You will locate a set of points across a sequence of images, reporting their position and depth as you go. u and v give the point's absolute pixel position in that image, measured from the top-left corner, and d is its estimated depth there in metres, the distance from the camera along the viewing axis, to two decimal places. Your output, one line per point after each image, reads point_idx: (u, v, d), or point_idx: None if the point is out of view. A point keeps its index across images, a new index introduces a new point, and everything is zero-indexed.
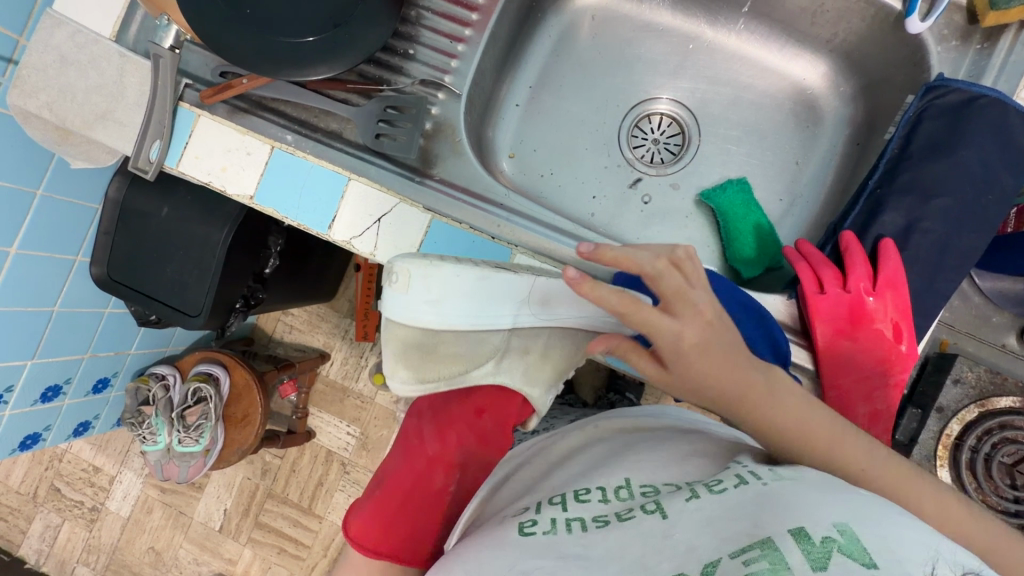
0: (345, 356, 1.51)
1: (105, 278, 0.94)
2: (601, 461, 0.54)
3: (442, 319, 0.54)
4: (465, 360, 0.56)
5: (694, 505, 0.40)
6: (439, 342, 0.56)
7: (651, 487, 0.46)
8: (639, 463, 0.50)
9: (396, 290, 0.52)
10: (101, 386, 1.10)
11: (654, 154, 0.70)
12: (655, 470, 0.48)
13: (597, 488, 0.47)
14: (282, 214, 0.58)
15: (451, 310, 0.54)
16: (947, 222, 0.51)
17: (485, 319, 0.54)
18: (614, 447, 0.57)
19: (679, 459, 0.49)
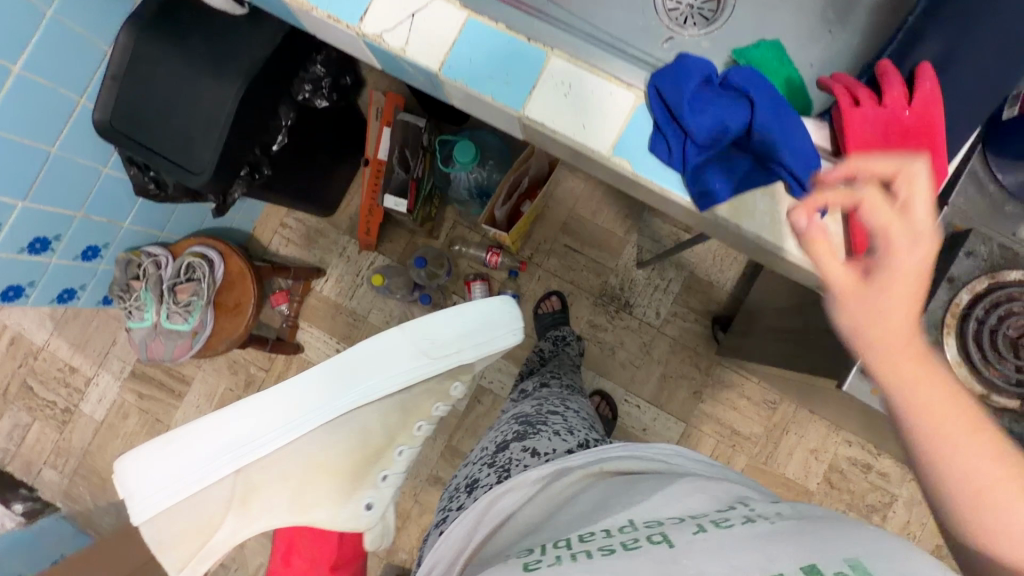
0: (340, 273, 1.48)
1: (106, 127, 0.91)
2: (583, 501, 0.51)
3: (142, 487, 0.77)
4: (199, 517, 0.84)
5: (702, 537, 0.38)
6: (152, 507, 0.77)
7: (655, 520, 0.42)
8: (634, 500, 0.46)
9: (126, 464, 0.77)
10: (90, 253, 1.06)
11: (686, 17, 0.70)
12: (659, 505, 0.44)
13: (600, 530, 0.42)
14: (310, 4, 0.56)
15: (151, 472, 0.77)
16: (987, 49, 0.50)
17: (194, 485, 0.78)
18: (599, 484, 0.54)
19: (677, 491, 0.46)
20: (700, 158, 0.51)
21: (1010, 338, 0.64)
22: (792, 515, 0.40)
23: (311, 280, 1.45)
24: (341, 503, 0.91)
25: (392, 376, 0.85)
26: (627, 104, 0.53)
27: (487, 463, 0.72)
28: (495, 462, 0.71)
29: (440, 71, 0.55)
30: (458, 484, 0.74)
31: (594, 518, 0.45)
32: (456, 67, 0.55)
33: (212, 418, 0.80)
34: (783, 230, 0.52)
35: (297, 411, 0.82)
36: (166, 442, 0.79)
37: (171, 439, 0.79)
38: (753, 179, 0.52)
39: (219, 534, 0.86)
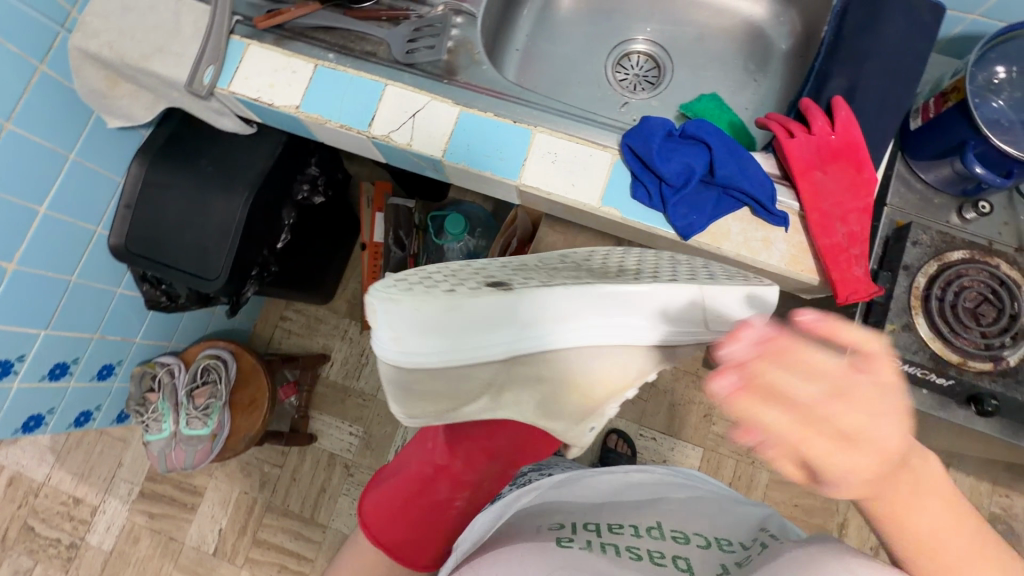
0: (346, 356, 1.52)
1: (122, 250, 0.97)
2: (617, 507, 0.65)
3: (422, 347, 0.49)
4: (454, 398, 0.53)
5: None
6: (414, 382, 0.51)
7: (681, 534, 0.55)
8: (666, 513, 0.61)
9: (379, 326, 0.49)
10: (106, 373, 1.08)
11: (636, 84, 0.82)
12: (683, 523, 0.58)
13: (627, 527, 0.58)
14: (326, 119, 0.66)
15: (418, 348, 0.49)
16: (880, 80, 0.62)
17: (467, 352, 0.50)
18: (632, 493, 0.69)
19: (701, 517, 0.61)
20: (676, 197, 0.60)
21: (969, 309, 0.72)
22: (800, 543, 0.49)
23: (318, 367, 1.48)
24: (567, 426, 0.56)
25: (637, 351, 0.54)
26: (606, 163, 0.62)
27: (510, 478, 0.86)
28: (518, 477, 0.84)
29: (443, 157, 0.64)
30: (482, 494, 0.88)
31: (627, 517, 0.61)
32: (457, 152, 0.64)
33: (531, 298, 0.50)
34: (756, 245, 0.60)
35: (603, 334, 0.52)
36: (455, 305, 0.49)
37: (400, 301, 0.48)
38: (724, 207, 0.60)
39: (446, 393, 0.52)
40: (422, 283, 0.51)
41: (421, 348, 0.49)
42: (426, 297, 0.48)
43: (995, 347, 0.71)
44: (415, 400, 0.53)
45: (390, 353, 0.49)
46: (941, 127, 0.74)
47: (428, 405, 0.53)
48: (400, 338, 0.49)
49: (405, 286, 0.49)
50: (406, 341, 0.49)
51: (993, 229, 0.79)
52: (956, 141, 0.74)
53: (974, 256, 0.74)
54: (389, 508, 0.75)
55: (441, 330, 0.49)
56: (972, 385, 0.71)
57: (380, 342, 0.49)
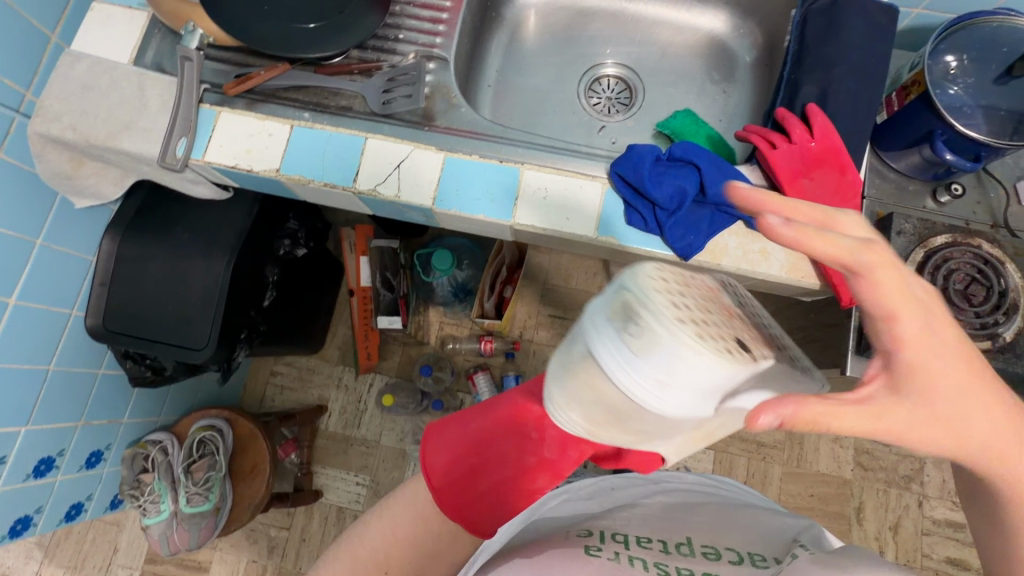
0: (343, 404, 1.47)
1: (101, 330, 0.93)
2: (650, 518, 0.61)
3: (698, 399, 0.31)
4: (648, 433, 0.38)
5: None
6: (638, 418, 0.34)
7: (711, 549, 0.52)
8: (699, 526, 0.58)
9: (628, 344, 0.30)
10: (94, 459, 1.03)
11: (610, 107, 0.83)
12: (718, 538, 0.55)
13: (658, 541, 0.54)
14: (309, 178, 0.64)
15: (686, 398, 0.31)
16: (850, 83, 0.64)
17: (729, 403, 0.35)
18: (666, 502, 0.66)
19: (736, 532, 0.57)
20: (672, 219, 0.60)
21: (959, 290, 0.74)
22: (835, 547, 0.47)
23: (316, 419, 1.44)
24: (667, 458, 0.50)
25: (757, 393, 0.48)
26: (597, 193, 0.63)
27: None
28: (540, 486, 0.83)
29: (433, 205, 0.63)
30: None
31: (659, 529, 0.57)
32: (447, 198, 0.63)
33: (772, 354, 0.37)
34: (755, 256, 0.61)
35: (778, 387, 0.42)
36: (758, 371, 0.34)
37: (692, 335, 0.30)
38: (720, 223, 0.61)
39: (612, 433, 0.37)
40: (698, 308, 0.32)
41: (688, 400, 0.31)
42: (720, 338, 0.31)
43: (990, 325, 0.73)
44: (575, 397, 0.36)
45: (645, 391, 0.30)
46: (906, 119, 0.77)
47: (613, 435, 0.37)
48: (657, 382, 0.30)
49: (685, 308, 0.31)
50: (668, 399, 0.31)
51: (968, 209, 0.82)
52: (924, 130, 0.76)
53: (956, 239, 0.76)
54: (463, 474, 0.56)
55: (703, 391, 0.31)
56: None
57: (618, 356, 0.30)
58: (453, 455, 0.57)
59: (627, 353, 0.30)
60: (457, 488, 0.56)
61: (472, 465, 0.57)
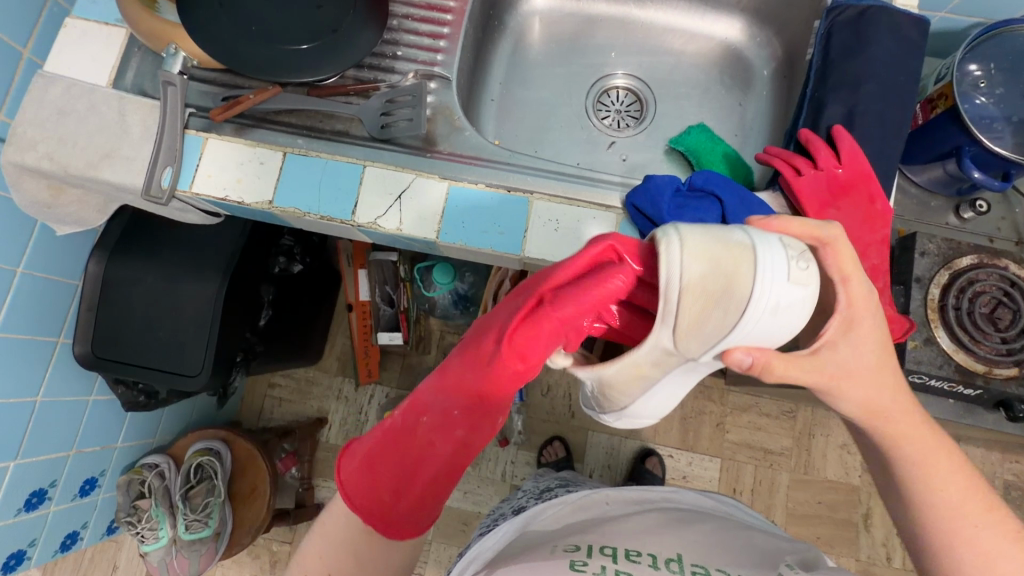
0: (343, 417, 1.43)
1: (90, 357, 0.89)
2: (632, 527, 0.59)
3: (776, 330, 0.37)
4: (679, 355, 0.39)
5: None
6: (726, 310, 0.36)
7: (701, 567, 0.50)
8: (688, 538, 0.55)
9: (799, 269, 0.37)
10: (89, 486, 1.00)
11: (620, 121, 0.79)
12: (706, 555, 0.52)
13: (647, 555, 0.52)
14: (304, 211, 0.60)
15: (782, 317, 0.36)
16: (878, 103, 0.61)
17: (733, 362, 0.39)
18: (657, 511, 0.63)
19: (727, 545, 0.55)
20: None
21: (986, 314, 0.72)
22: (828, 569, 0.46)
23: (316, 433, 1.40)
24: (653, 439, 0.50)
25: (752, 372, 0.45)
26: (612, 225, 0.59)
27: (536, 497, 0.84)
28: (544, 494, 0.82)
29: (437, 238, 0.60)
30: (501, 511, 0.87)
31: (645, 539, 0.55)
32: (452, 230, 0.60)
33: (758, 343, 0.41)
34: None
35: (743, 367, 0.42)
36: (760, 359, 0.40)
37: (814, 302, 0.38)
38: None
39: (687, 300, 0.36)
40: None
41: (769, 325, 0.37)
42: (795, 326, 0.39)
43: (1017, 350, 0.70)
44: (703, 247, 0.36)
45: (774, 285, 0.36)
46: (930, 134, 0.74)
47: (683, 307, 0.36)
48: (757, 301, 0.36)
49: None
50: (771, 314, 0.36)
51: (992, 225, 0.79)
52: (950, 147, 0.72)
53: (982, 259, 0.73)
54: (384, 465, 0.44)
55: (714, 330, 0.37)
56: (1001, 392, 0.69)
57: (777, 268, 0.36)
58: (379, 475, 0.43)
59: (794, 271, 0.36)
60: (394, 511, 0.43)
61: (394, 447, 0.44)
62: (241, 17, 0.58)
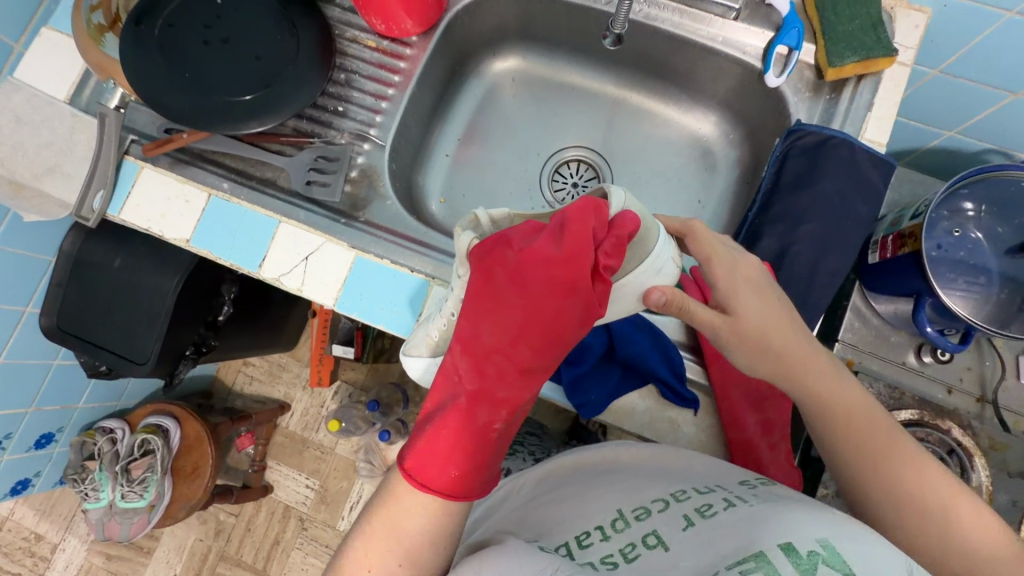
0: (305, 407, 1.47)
1: (54, 328, 0.95)
2: (564, 493, 0.50)
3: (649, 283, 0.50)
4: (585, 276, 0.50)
5: (691, 534, 0.39)
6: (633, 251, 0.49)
7: (642, 508, 0.44)
8: (614, 485, 0.48)
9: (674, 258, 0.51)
10: (44, 440, 1.09)
11: (573, 197, 0.76)
12: (636, 490, 0.46)
13: (595, 529, 0.44)
14: (216, 256, 0.62)
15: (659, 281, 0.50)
16: (816, 245, 0.57)
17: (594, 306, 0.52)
18: (571, 469, 0.54)
19: (645, 472, 0.48)
20: (572, 373, 0.56)
21: None
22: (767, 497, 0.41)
23: (275, 418, 1.43)
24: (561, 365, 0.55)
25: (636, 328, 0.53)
26: None
27: None
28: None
29: (335, 305, 0.60)
30: None
31: (581, 505, 0.47)
32: (350, 300, 0.60)
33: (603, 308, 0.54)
34: (662, 428, 0.55)
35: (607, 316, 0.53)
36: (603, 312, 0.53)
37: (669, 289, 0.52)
38: (628, 386, 0.56)
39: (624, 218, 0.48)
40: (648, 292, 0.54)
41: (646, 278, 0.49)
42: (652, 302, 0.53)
43: None
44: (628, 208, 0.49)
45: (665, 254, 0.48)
46: (891, 271, 0.67)
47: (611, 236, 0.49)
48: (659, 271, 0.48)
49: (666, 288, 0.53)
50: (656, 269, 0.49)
51: (955, 373, 0.72)
52: (911, 290, 0.66)
53: (924, 417, 0.68)
54: (441, 444, 0.45)
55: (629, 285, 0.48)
56: None
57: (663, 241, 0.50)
58: (459, 464, 0.44)
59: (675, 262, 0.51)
60: (488, 479, 0.45)
61: (446, 426, 0.45)
62: (180, 65, 0.60)
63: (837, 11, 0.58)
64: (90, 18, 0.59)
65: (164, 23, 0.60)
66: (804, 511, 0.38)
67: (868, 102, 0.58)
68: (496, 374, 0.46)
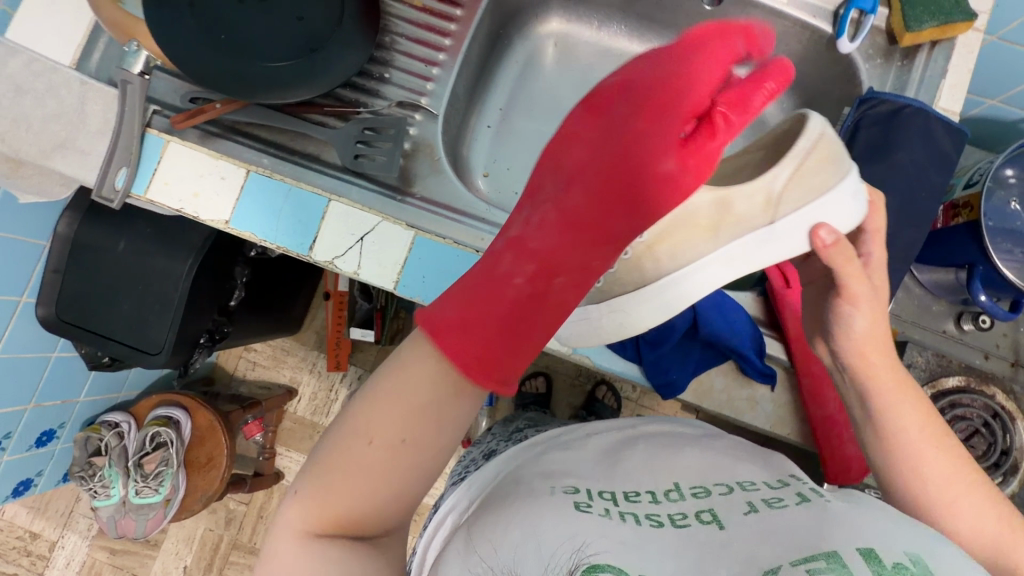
0: (313, 391, 1.41)
1: (53, 319, 0.88)
2: (628, 456, 0.45)
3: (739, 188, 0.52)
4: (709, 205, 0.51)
5: (754, 516, 0.34)
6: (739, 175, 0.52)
7: (702, 488, 0.38)
8: (681, 463, 0.42)
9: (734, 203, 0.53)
10: (45, 438, 1.02)
11: None
12: (707, 472, 0.41)
13: (646, 492, 0.39)
14: (260, 238, 0.57)
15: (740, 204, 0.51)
16: (892, 217, 0.56)
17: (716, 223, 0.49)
18: (639, 438, 0.48)
19: (725, 461, 0.42)
20: (654, 353, 0.55)
21: (962, 439, 0.70)
22: (849, 496, 0.36)
23: (284, 404, 1.37)
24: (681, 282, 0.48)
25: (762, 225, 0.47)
26: None
27: (504, 438, 0.64)
28: (510, 434, 0.64)
29: (395, 289, 0.57)
30: (468, 456, 0.64)
31: (636, 472, 0.42)
32: (411, 284, 0.57)
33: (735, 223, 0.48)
34: (741, 405, 0.56)
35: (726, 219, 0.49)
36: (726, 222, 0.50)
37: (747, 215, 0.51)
38: (709, 364, 0.56)
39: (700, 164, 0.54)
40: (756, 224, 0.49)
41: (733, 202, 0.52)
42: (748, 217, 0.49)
43: None
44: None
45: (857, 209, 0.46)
46: (945, 241, 0.68)
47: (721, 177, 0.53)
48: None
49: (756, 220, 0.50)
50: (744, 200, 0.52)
51: (992, 341, 0.73)
52: (963, 261, 0.66)
53: (970, 383, 0.70)
54: (466, 292, 0.37)
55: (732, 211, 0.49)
56: None
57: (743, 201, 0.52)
58: (472, 309, 0.36)
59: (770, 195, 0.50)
60: (496, 349, 0.36)
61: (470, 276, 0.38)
62: (214, 25, 0.54)
63: None
64: None
65: None
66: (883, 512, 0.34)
67: (943, 69, 0.57)
68: (560, 226, 0.40)
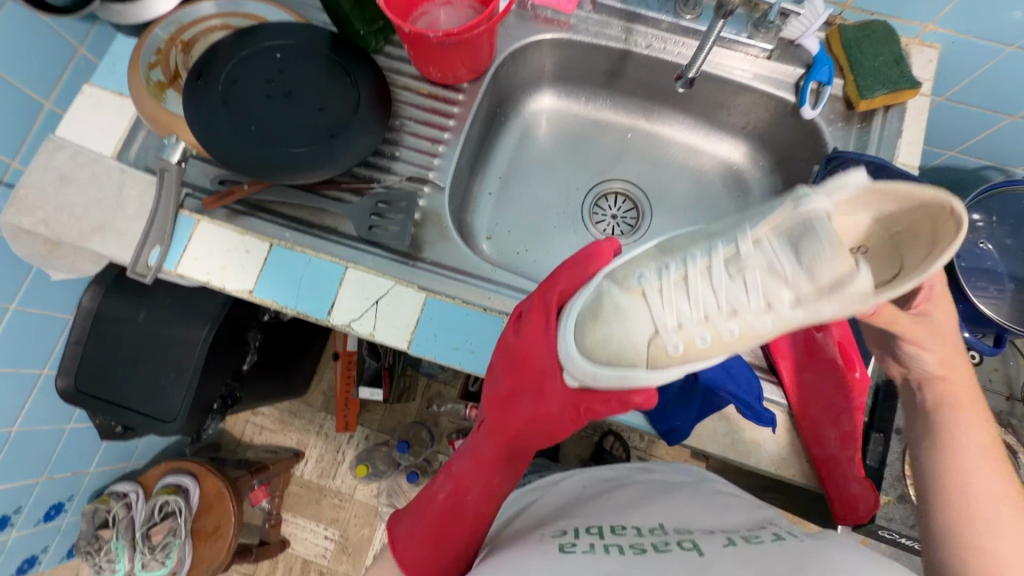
0: (320, 453, 1.40)
1: (72, 391, 0.91)
2: (618, 502, 0.48)
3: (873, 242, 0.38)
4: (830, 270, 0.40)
5: (732, 549, 0.37)
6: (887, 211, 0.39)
7: (686, 530, 0.41)
8: (667, 508, 0.45)
9: None
10: (53, 512, 1.02)
11: (614, 227, 0.79)
12: (691, 518, 0.44)
13: (632, 527, 0.42)
14: (281, 304, 0.61)
15: None
16: None
17: None
18: (630, 485, 0.52)
19: (714, 509, 0.45)
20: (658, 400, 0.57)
21: None
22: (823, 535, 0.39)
23: (291, 467, 1.36)
24: None
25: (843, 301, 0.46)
26: None
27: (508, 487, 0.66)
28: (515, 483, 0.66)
29: (409, 348, 0.60)
30: None
31: (624, 514, 0.45)
32: (423, 342, 0.60)
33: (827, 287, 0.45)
34: (744, 448, 0.58)
35: None
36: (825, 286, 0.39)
37: None
38: (710, 409, 0.58)
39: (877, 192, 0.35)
40: None
41: None
42: None
43: None
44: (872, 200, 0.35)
45: None
46: None
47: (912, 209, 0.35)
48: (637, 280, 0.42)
49: None
50: None
51: (984, 376, 0.75)
52: None
53: None
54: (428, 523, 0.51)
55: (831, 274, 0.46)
56: None
57: None
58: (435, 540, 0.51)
59: None
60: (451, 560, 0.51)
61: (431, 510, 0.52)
62: (244, 118, 0.60)
63: (862, 49, 0.64)
64: (149, 76, 0.62)
65: (227, 80, 0.61)
66: (859, 552, 0.36)
67: (898, 130, 0.64)
68: (487, 462, 0.54)
